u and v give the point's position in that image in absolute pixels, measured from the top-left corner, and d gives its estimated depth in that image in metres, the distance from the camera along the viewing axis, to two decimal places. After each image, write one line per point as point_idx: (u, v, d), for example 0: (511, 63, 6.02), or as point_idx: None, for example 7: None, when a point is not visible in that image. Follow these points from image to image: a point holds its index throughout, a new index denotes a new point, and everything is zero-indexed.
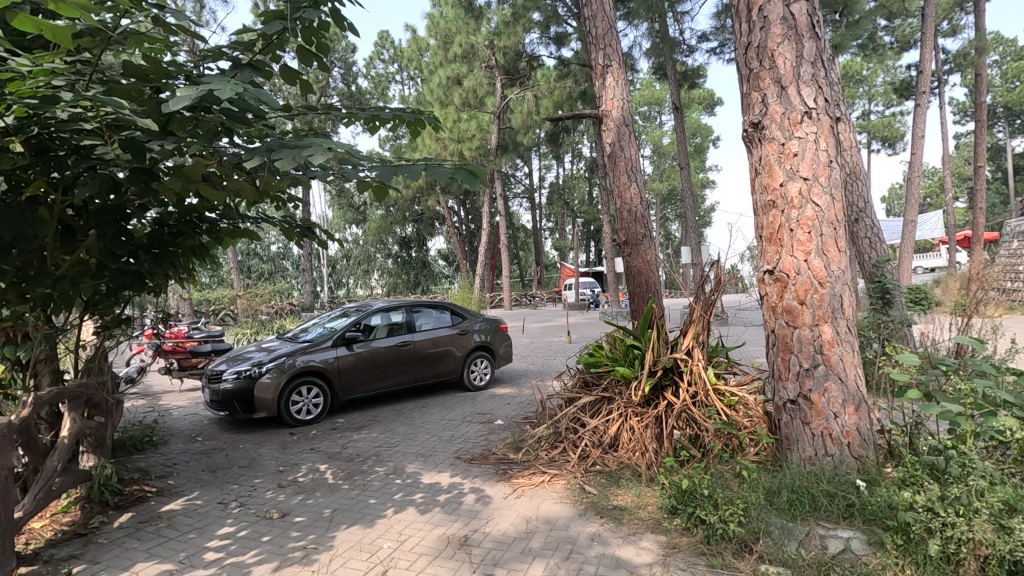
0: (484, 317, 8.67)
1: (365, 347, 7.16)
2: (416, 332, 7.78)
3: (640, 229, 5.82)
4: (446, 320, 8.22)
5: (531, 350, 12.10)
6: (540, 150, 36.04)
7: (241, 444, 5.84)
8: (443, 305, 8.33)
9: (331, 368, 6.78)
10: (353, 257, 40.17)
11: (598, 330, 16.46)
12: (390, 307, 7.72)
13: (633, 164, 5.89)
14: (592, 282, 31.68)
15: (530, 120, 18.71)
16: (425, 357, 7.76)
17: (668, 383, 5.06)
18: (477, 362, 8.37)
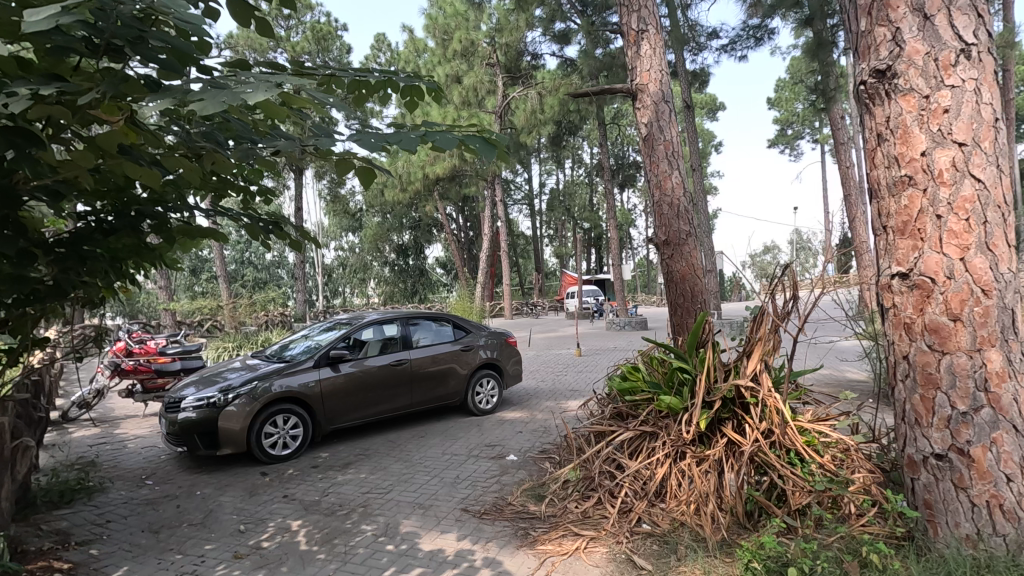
0: (490, 331, 7.68)
1: (354, 367, 6.13)
2: (414, 349, 6.76)
3: (684, 226, 4.82)
4: (447, 334, 7.20)
5: (541, 365, 11.09)
6: (541, 155, 35.27)
7: (198, 489, 4.79)
8: (445, 317, 7.34)
9: (314, 394, 5.75)
10: (349, 266, 39.25)
11: (609, 341, 15.46)
12: (384, 320, 6.72)
13: (675, 147, 4.88)
14: (595, 290, 30.77)
15: (533, 120, 17.80)
16: (425, 377, 6.74)
17: (728, 416, 4.07)
18: (483, 382, 7.34)
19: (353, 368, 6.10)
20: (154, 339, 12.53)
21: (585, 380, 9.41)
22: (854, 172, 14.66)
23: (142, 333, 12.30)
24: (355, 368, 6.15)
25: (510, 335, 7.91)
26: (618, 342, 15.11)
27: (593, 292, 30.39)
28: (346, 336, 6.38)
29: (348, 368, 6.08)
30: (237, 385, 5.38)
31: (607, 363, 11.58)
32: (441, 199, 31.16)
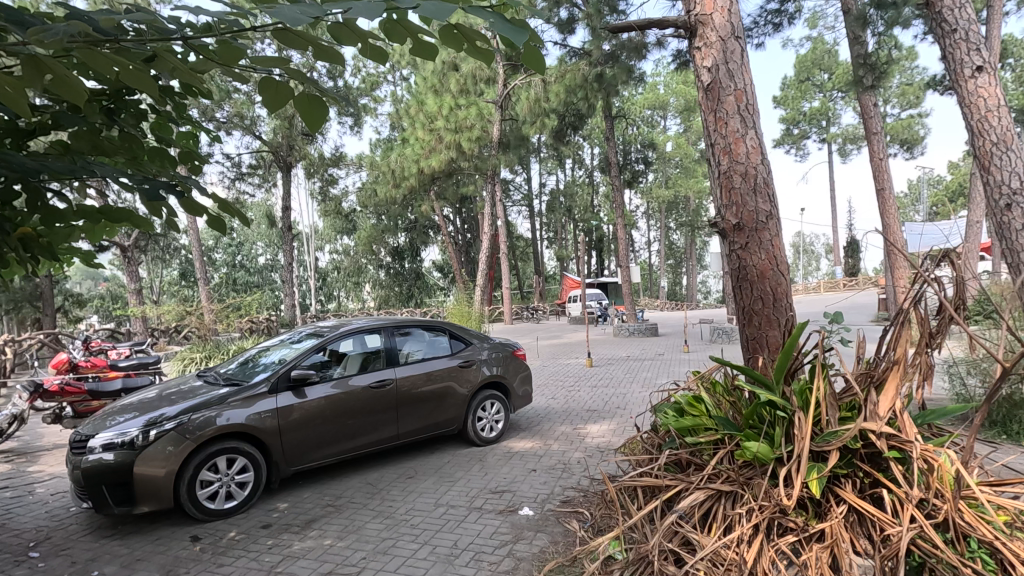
0: (495, 341, 6.42)
1: (327, 390, 4.85)
2: (403, 366, 5.47)
3: (763, 204, 3.55)
4: (443, 345, 5.94)
5: (551, 379, 9.80)
6: (541, 154, 34.20)
7: (98, 568, 3.47)
8: (441, 325, 6.08)
9: (274, 426, 4.46)
10: (343, 269, 38.13)
11: (621, 348, 14.19)
12: (366, 330, 5.44)
13: (749, 99, 3.61)
14: (599, 294, 29.64)
15: (537, 109, 16.69)
16: (417, 400, 5.46)
17: (848, 475, 2.82)
18: (486, 406, 6.05)
19: (325, 391, 4.83)
20: (115, 349, 11.22)
21: (604, 398, 8.12)
22: (886, 164, 13.47)
23: (102, 343, 11.03)
24: (328, 391, 4.86)
25: (518, 347, 6.67)
26: (630, 349, 13.84)
27: (597, 295, 29.24)
28: (318, 349, 5.12)
29: (319, 392, 4.80)
30: (166, 416, 4.09)
31: (625, 375, 10.29)
32: (438, 199, 30.05)
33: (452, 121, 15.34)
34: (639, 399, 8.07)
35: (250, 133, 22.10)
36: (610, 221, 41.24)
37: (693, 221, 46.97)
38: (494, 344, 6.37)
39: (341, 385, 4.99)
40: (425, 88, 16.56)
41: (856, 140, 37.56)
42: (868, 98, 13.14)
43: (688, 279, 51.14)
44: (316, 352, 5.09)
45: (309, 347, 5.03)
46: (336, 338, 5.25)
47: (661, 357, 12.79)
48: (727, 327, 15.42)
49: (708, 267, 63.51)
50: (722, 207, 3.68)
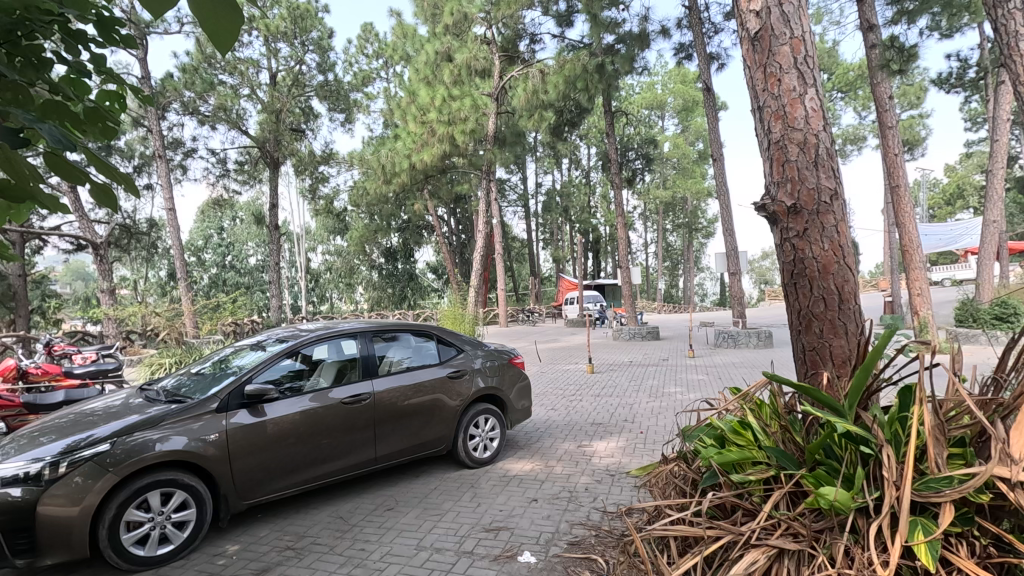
0: (489, 347, 5.70)
1: (293, 406, 4.11)
2: (384, 376, 4.73)
3: (825, 181, 2.83)
4: (431, 353, 5.20)
5: (548, 388, 9.03)
6: (537, 153, 33.60)
7: None
8: (428, 328, 5.36)
9: (225, 449, 3.71)
10: (335, 270, 37.30)
11: (622, 353, 13.43)
12: (340, 336, 4.71)
13: (808, 49, 2.90)
14: (596, 296, 28.95)
15: (535, 101, 15.97)
16: (400, 416, 4.71)
17: (965, 536, 2.10)
18: (480, 422, 5.31)
19: (290, 408, 4.08)
20: (80, 353, 10.42)
21: (608, 412, 7.35)
22: (900, 159, 12.60)
23: (65, 346, 10.22)
24: (294, 407, 4.12)
25: (516, 353, 5.95)
26: (632, 354, 13.10)
27: (595, 297, 28.56)
28: (284, 356, 4.39)
29: (283, 409, 4.06)
30: (90, 440, 3.35)
31: (629, 383, 9.52)
32: (431, 197, 29.37)
33: (445, 112, 14.38)
34: (647, 413, 7.31)
35: (237, 128, 21.31)
36: (607, 222, 40.61)
37: (691, 222, 46.39)
38: (489, 350, 5.65)
39: (310, 398, 4.25)
40: (417, 80, 15.80)
41: (856, 141, 37.10)
42: (884, 90, 12.50)
43: (685, 281, 50.58)
44: (281, 361, 4.35)
45: (271, 355, 4.30)
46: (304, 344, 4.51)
47: (665, 362, 12.03)
48: (733, 330, 14.71)
49: (705, 269, 63.07)
50: (770, 185, 2.98)
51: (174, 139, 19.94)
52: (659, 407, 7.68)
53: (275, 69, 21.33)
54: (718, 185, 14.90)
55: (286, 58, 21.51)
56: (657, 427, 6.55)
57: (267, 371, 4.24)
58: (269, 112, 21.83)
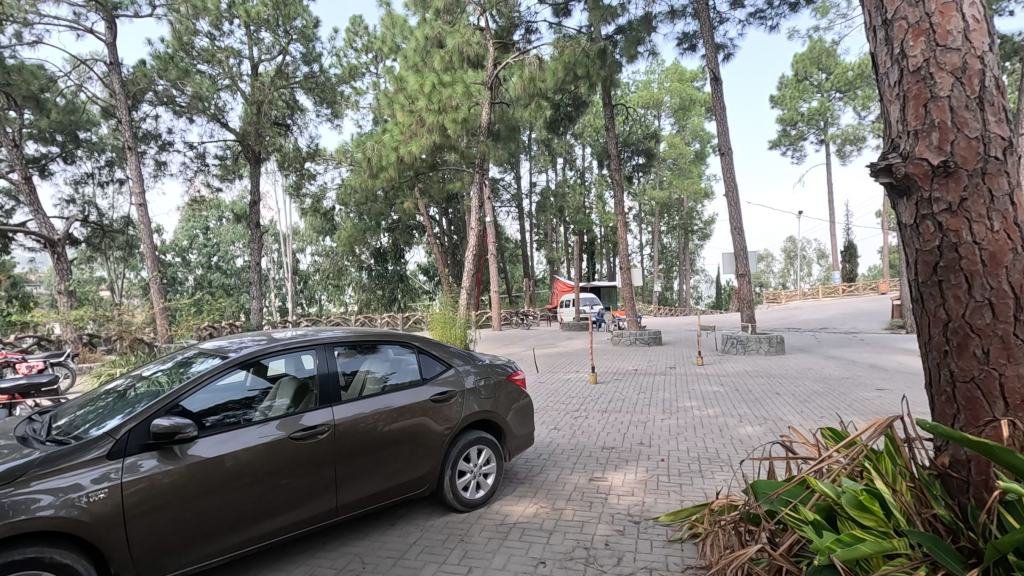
0: (482, 361, 4.74)
1: (229, 443, 3.17)
2: (351, 402, 3.77)
3: (992, 131, 2.13)
4: (414, 370, 4.25)
5: (547, 403, 8.03)
6: (532, 151, 32.77)
7: None
8: (408, 339, 4.42)
9: (136, 502, 2.76)
10: (323, 271, 36.21)
11: (624, 359, 12.48)
12: (302, 348, 3.79)
13: None
14: (593, 298, 28.06)
15: (532, 90, 14.99)
16: (369, 451, 3.73)
17: None
18: (472, 454, 4.31)
19: (226, 447, 3.13)
20: (23, 362, 9.28)
21: (618, 434, 6.37)
22: None
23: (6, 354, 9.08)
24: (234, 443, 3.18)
25: (516, 368, 5.00)
26: (636, 362, 12.16)
27: (591, 299, 27.68)
28: (229, 371, 3.45)
29: (220, 445, 3.13)
30: None
31: (638, 396, 8.57)
32: (422, 196, 28.46)
33: (435, 100, 13.23)
34: (663, 434, 6.35)
35: (216, 121, 20.19)
36: (602, 223, 39.81)
37: (687, 223, 45.74)
38: (482, 365, 4.69)
39: (252, 432, 3.29)
40: (406, 68, 14.79)
41: (855, 142, 36.61)
42: None
43: (680, 283, 49.91)
44: (222, 378, 3.41)
45: (212, 370, 3.37)
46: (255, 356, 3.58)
47: (672, 370, 11.11)
48: (741, 335, 13.84)
49: (700, 271, 62.58)
50: (891, 143, 2.35)
51: (148, 132, 18.89)
52: (677, 426, 6.72)
53: (257, 60, 20.19)
54: (726, 182, 14.02)
55: (270, 48, 20.47)
56: (679, 454, 5.59)
57: (201, 391, 3.30)
58: (250, 104, 20.70)
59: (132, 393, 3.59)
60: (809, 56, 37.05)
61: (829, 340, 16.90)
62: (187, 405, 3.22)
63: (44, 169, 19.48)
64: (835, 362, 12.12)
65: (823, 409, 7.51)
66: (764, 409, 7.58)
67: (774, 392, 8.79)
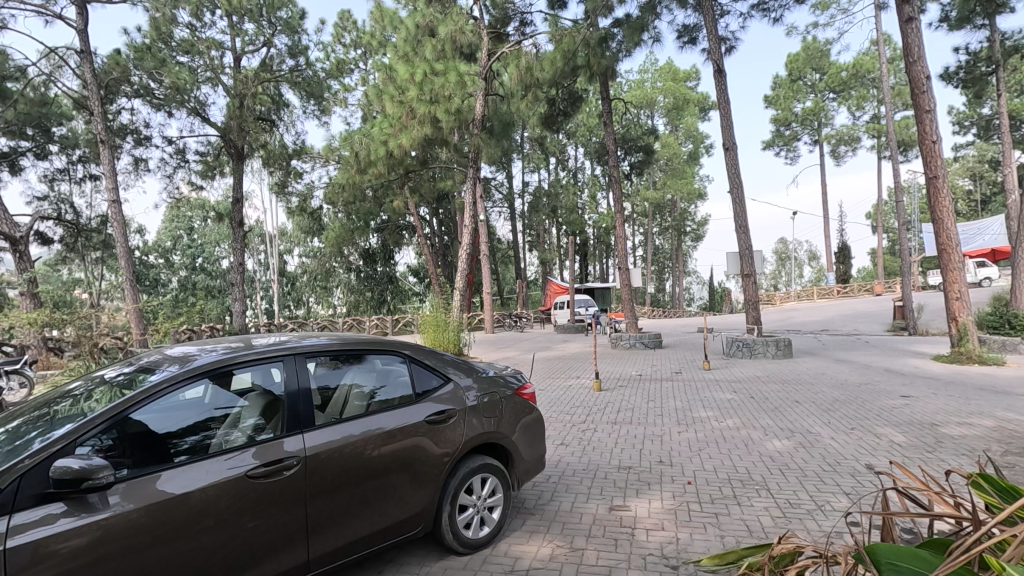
0: (485, 373, 4.06)
1: (193, 474, 2.57)
2: (326, 427, 3.07)
3: None
4: (406, 382, 3.58)
5: (551, 415, 7.33)
6: (524, 150, 32.17)
7: None
8: (398, 346, 3.74)
9: (81, 551, 2.18)
10: (310, 272, 35.32)
11: (627, 364, 11.83)
12: (276, 357, 3.14)
13: None
14: (588, 300, 27.46)
15: (528, 81, 14.35)
16: (347, 487, 3.02)
17: None
18: (476, 482, 3.61)
19: (189, 483, 2.52)
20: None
21: (635, 451, 5.68)
22: (938, 148, 11.38)
23: None
24: (202, 478, 2.57)
25: (524, 380, 4.33)
26: (639, 366, 11.51)
27: (586, 301, 27.12)
28: (194, 379, 2.83)
29: (185, 480, 2.53)
30: None
31: (648, 405, 7.92)
32: (412, 194, 27.74)
33: (426, 89, 12.48)
34: (685, 451, 5.68)
35: (197, 116, 19.32)
36: (595, 223, 39.34)
37: (680, 224, 45.39)
38: (484, 377, 3.99)
39: (221, 462, 2.68)
40: (396, 58, 14.03)
41: (849, 142, 36.46)
42: (920, 69, 11.31)
43: (674, 284, 49.55)
44: (181, 390, 2.79)
45: (172, 379, 2.74)
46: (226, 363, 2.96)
47: (679, 376, 10.48)
48: (747, 338, 13.25)
49: (692, 273, 62.32)
50: None
51: (123, 125, 18.01)
52: (697, 440, 6.07)
53: (239, 51, 19.35)
54: (730, 178, 13.45)
55: (253, 38, 19.65)
56: (707, 475, 4.91)
57: (154, 403, 2.67)
58: (233, 98, 19.86)
59: (75, 398, 2.94)
60: (802, 56, 36.87)
61: (835, 342, 16.35)
62: (134, 421, 2.60)
63: (14, 165, 18.53)
64: (846, 366, 11.56)
65: (851, 419, 6.86)
66: (787, 419, 6.94)
67: (793, 399, 8.15)
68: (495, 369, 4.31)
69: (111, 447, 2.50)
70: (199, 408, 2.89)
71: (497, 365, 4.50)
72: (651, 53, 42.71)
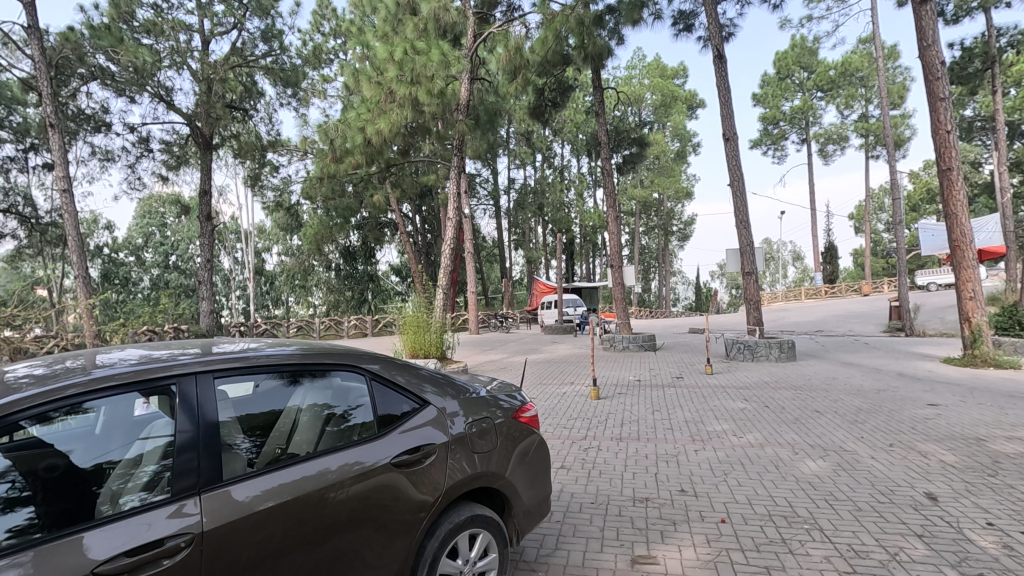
0: (475, 393, 3.16)
1: (130, 529, 1.81)
2: (266, 473, 2.19)
3: None
4: (374, 407, 2.66)
5: (547, 431, 6.38)
6: (510, 145, 31.29)
7: None
8: (365, 358, 2.82)
9: None
10: (287, 271, 34.05)
11: (624, 368, 10.98)
12: (226, 369, 2.28)
13: None
14: (576, 300, 26.63)
15: (517, 63, 13.45)
16: (290, 553, 2.11)
17: None
18: (463, 541, 2.67)
19: (119, 541, 1.76)
20: None
21: (650, 478, 4.79)
22: (953, 139, 10.70)
23: None
24: (125, 540, 1.78)
25: (526, 401, 3.45)
26: (637, 371, 10.67)
27: (574, 301, 26.32)
28: (118, 392, 2.00)
29: (117, 539, 1.77)
30: None
31: (654, 416, 7.09)
32: (394, 189, 26.72)
33: (407, 69, 11.41)
34: (709, 476, 4.81)
35: (161, 101, 18.06)
36: (582, 222, 38.63)
37: (666, 223, 44.90)
38: (474, 398, 3.09)
39: (158, 512, 1.89)
40: (374, 35, 12.97)
41: (837, 141, 36.25)
42: (934, 55, 10.64)
43: (660, 284, 49.05)
44: (98, 403, 1.97)
45: (86, 387, 1.92)
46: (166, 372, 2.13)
47: (681, 381, 9.67)
48: (748, 340, 12.49)
49: (678, 273, 62.03)
50: None
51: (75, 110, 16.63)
52: (718, 460, 5.24)
53: (208, 34, 18.14)
54: (730, 171, 12.67)
55: (223, 18, 18.38)
56: (743, 510, 4.06)
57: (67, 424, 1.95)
58: (200, 83, 18.59)
59: None
60: (791, 54, 36.62)
61: (836, 345, 15.72)
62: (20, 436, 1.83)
63: None
64: (855, 370, 10.86)
65: (886, 433, 6.08)
66: (814, 433, 6.13)
67: (813, 409, 7.36)
68: (486, 386, 3.41)
69: (18, 487, 1.82)
70: (90, 439, 2.04)
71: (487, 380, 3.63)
72: (638, 49, 42.09)
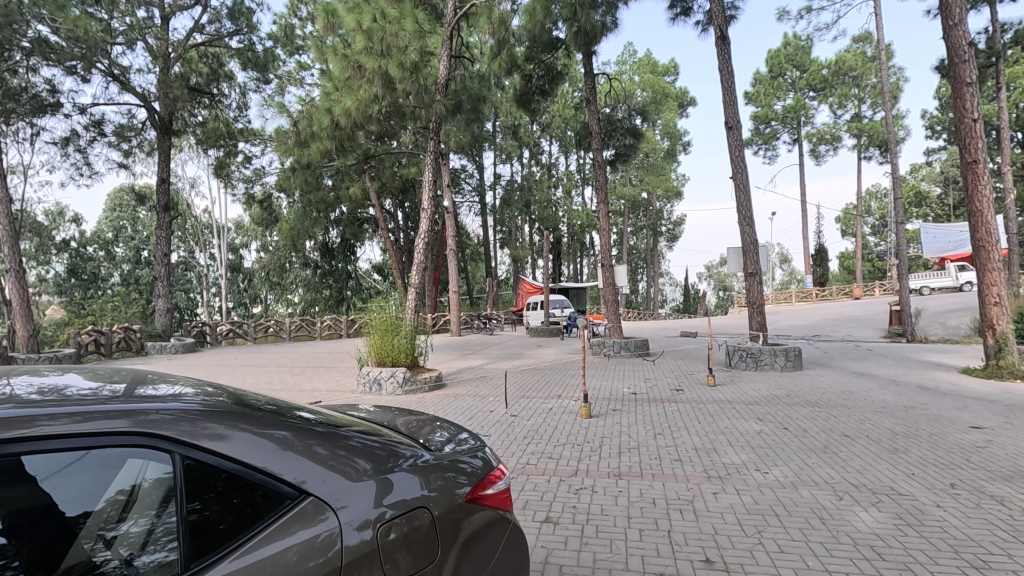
0: (415, 459, 2.01)
1: None
2: None
3: None
4: (259, 499, 1.56)
5: (527, 465, 5.18)
6: (497, 140, 30.21)
7: None
8: (268, 421, 1.77)
9: None
10: (264, 267, 32.56)
11: (617, 378, 9.84)
12: (89, 431, 1.41)
13: None
14: (563, 300, 25.58)
15: (502, 38, 12.36)
16: None
17: None
18: None
19: None
20: None
21: (663, 539, 3.64)
22: (979, 127, 9.74)
23: None
24: None
25: (496, 463, 2.30)
26: (632, 381, 9.53)
27: (561, 301, 25.26)
28: None
29: None
30: None
31: (658, 440, 5.99)
32: (374, 183, 25.45)
33: (376, 39, 10.24)
34: (740, 537, 3.66)
35: (115, 80, 16.61)
36: (570, 221, 37.59)
37: (655, 223, 44.00)
38: (421, 464, 1.99)
39: None
40: None
41: (829, 142, 35.67)
42: (962, 34, 9.66)
43: (648, 285, 48.17)
44: None
45: None
46: (21, 431, 1.34)
47: (683, 394, 8.59)
48: (751, 346, 11.46)
49: (665, 274, 61.40)
50: None
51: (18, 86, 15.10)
52: (748, 511, 4.09)
53: (170, 8, 16.71)
54: (733, 163, 11.64)
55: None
56: None
57: None
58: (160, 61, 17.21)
59: None
60: (784, 52, 36.07)
61: (838, 351, 14.79)
62: None
63: None
64: (870, 381, 9.88)
65: (940, 468, 5.05)
66: (853, 467, 5.05)
67: (839, 433, 6.29)
68: (442, 444, 2.28)
69: None
70: None
71: (436, 429, 2.52)
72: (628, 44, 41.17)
